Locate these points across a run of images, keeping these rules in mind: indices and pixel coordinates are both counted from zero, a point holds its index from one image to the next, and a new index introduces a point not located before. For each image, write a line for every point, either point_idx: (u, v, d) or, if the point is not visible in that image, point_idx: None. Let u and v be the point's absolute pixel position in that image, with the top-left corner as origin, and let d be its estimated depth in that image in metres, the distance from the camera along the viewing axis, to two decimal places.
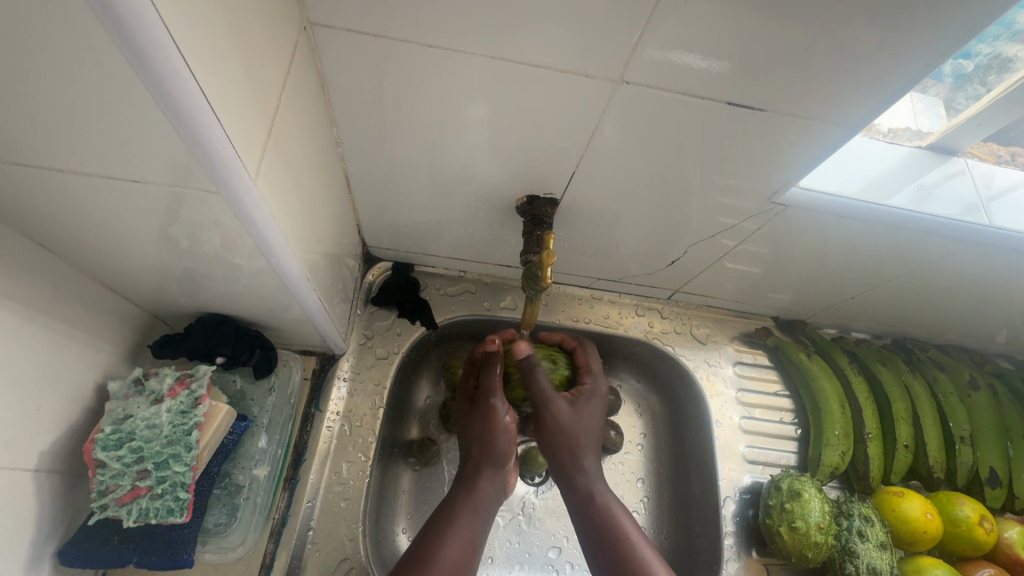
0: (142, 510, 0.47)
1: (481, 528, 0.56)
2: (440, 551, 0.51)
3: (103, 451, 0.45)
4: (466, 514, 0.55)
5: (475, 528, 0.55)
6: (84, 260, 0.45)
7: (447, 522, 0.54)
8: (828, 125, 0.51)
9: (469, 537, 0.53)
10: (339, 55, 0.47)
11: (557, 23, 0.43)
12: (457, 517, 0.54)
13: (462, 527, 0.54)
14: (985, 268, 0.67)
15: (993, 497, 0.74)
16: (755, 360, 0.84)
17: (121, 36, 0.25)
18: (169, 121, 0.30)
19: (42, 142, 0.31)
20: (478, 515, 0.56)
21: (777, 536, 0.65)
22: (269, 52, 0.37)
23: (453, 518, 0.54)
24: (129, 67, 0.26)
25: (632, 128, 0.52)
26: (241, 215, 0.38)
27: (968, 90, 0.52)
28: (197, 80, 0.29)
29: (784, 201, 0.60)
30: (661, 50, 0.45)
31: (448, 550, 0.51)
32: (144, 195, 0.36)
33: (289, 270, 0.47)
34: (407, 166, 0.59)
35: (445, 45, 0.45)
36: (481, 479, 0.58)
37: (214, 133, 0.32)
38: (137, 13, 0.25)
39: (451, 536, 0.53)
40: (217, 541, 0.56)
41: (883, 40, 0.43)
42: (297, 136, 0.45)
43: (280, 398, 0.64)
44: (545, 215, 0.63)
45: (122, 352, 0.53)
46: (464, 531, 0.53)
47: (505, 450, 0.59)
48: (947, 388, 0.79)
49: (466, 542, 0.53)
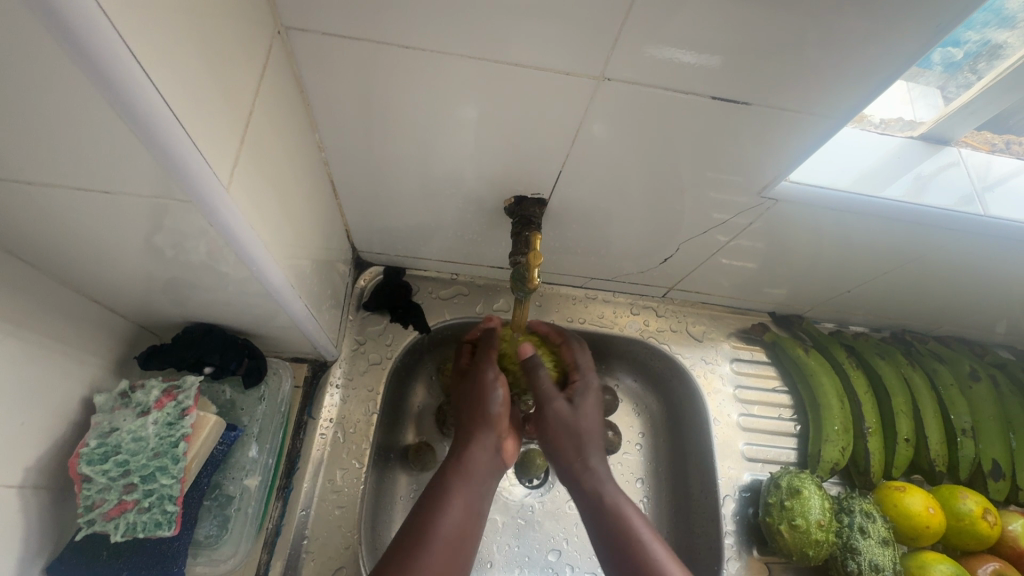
0: (129, 524, 0.47)
1: (481, 496, 0.56)
2: (440, 519, 0.51)
3: (88, 465, 0.45)
4: (462, 483, 0.55)
5: (475, 497, 0.55)
6: (65, 273, 0.44)
7: (444, 491, 0.54)
8: (815, 117, 0.50)
9: (469, 508, 0.54)
10: (317, 59, 0.46)
11: (537, 21, 0.42)
12: (454, 489, 0.54)
13: (461, 499, 0.54)
14: (983, 258, 0.66)
15: (996, 489, 0.72)
16: (752, 357, 0.83)
17: (68, 42, 0.24)
18: (128, 126, 0.29)
19: (12, 157, 0.31)
20: (476, 484, 0.56)
21: (777, 535, 0.65)
22: (240, 57, 0.37)
23: (450, 488, 0.54)
24: (81, 73, 0.26)
25: (618, 125, 0.52)
26: (217, 225, 0.38)
27: (960, 79, 0.52)
28: (157, 86, 0.28)
29: (775, 196, 0.59)
30: (642, 45, 0.44)
31: (449, 520, 0.52)
32: (121, 207, 0.36)
33: (272, 278, 0.47)
34: (394, 170, 0.59)
35: (422, 47, 0.45)
36: (475, 446, 0.58)
37: (180, 140, 0.31)
38: (90, 23, 0.24)
39: (451, 505, 0.53)
40: (208, 553, 0.56)
41: (868, 29, 0.42)
42: (275, 142, 0.44)
43: (271, 407, 0.63)
44: (533, 216, 0.62)
45: (109, 365, 0.52)
46: (462, 496, 0.54)
47: (497, 414, 0.60)
48: (948, 380, 0.78)
49: (466, 510, 0.53)
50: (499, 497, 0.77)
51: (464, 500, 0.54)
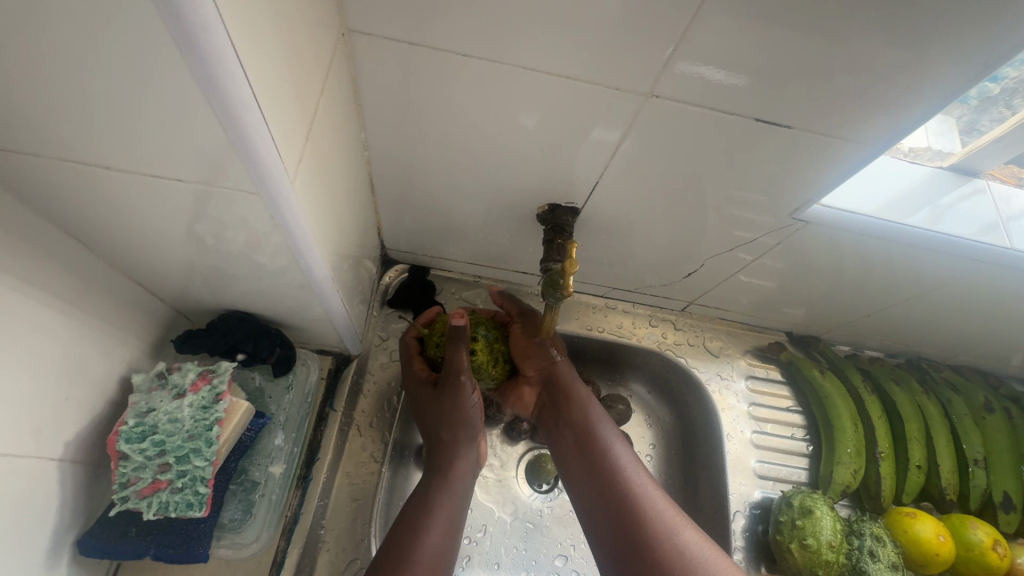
0: (162, 503, 0.48)
1: (460, 507, 0.57)
2: (421, 538, 0.52)
3: (126, 443, 0.46)
4: (442, 497, 0.57)
5: (455, 506, 0.57)
6: (116, 254, 0.46)
7: (424, 511, 0.55)
8: (852, 144, 0.51)
9: (448, 523, 0.54)
10: (372, 61, 0.47)
11: (588, 36, 0.44)
12: (435, 509, 0.55)
13: (441, 515, 0.55)
14: (1003, 291, 0.67)
15: (1006, 522, 0.72)
16: (767, 375, 0.83)
17: (174, 24, 0.26)
18: (207, 101, 0.29)
19: (92, 139, 0.32)
20: (455, 499, 0.57)
21: (787, 553, 0.65)
22: (312, 55, 0.38)
23: (431, 504, 0.56)
24: (177, 53, 0.27)
25: (658, 141, 0.53)
26: (277, 216, 0.39)
27: (993, 113, 0.53)
28: (249, 81, 0.30)
29: (806, 218, 0.60)
30: (691, 66, 0.45)
31: (430, 539, 0.52)
32: (184, 193, 0.37)
33: (315, 270, 0.48)
34: (431, 172, 0.60)
35: (475, 54, 0.46)
36: (459, 460, 0.60)
37: (254, 124, 0.31)
38: (203, 20, 0.26)
39: (432, 525, 0.53)
40: (232, 537, 0.56)
41: (910, 64, 0.43)
42: (330, 140, 0.46)
43: (297, 397, 0.64)
44: (565, 224, 0.63)
45: (145, 346, 0.54)
46: (442, 514, 0.55)
47: (476, 422, 0.62)
48: (961, 409, 0.78)
49: (446, 529, 0.54)
50: (509, 499, 0.77)
51: (445, 515, 0.55)
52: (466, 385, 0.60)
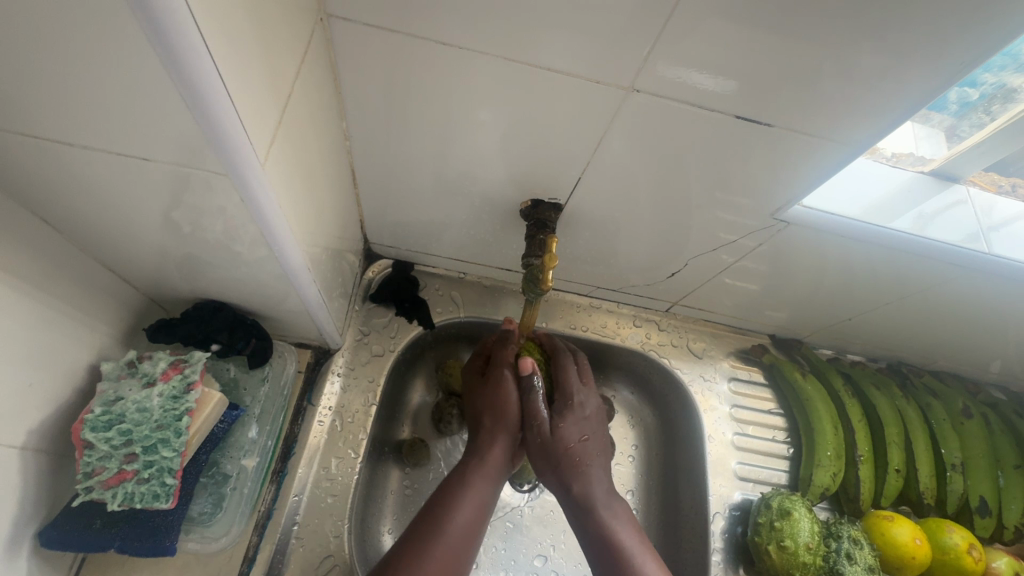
0: (127, 494, 0.47)
1: (494, 491, 0.58)
2: (453, 513, 0.54)
3: (91, 432, 0.44)
4: (477, 480, 0.57)
5: (488, 493, 0.57)
6: (86, 239, 0.45)
7: (458, 487, 0.56)
8: (832, 145, 0.51)
9: (480, 502, 0.56)
10: (352, 48, 0.47)
11: (568, 30, 0.43)
12: (469, 485, 0.57)
13: (474, 492, 0.56)
14: (981, 297, 0.68)
15: (982, 526, 0.73)
16: (750, 377, 0.84)
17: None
18: (166, 72, 0.28)
19: (56, 117, 0.32)
20: (491, 485, 0.58)
21: (765, 554, 0.65)
22: (285, 37, 0.37)
23: (465, 483, 0.57)
24: (138, 28, 0.26)
25: (640, 139, 0.53)
26: (247, 202, 0.38)
27: (973, 118, 0.53)
28: (214, 60, 0.29)
29: (787, 218, 0.60)
30: (671, 63, 0.45)
31: (461, 516, 0.54)
32: (154, 176, 0.37)
33: (289, 257, 0.46)
34: (413, 165, 0.59)
35: (456, 44, 0.45)
36: (495, 447, 0.61)
37: (216, 97, 0.30)
38: None
39: (463, 501, 0.55)
40: (200, 531, 0.55)
41: (887, 66, 0.43)
42: (307, 126, 0.45)
43: (273, 389, 0.63)
44: (548, 219, 0.63)
45: (116, 335, 0.53)
46: (476, 495, 0.56)
47: (518, 421, 0.62)
48: (940, 414, 0.78)
49: (477, 507, 0.55)
50: None
51: (478, 494, 0.57)
52: (509, 380, 0.63)
